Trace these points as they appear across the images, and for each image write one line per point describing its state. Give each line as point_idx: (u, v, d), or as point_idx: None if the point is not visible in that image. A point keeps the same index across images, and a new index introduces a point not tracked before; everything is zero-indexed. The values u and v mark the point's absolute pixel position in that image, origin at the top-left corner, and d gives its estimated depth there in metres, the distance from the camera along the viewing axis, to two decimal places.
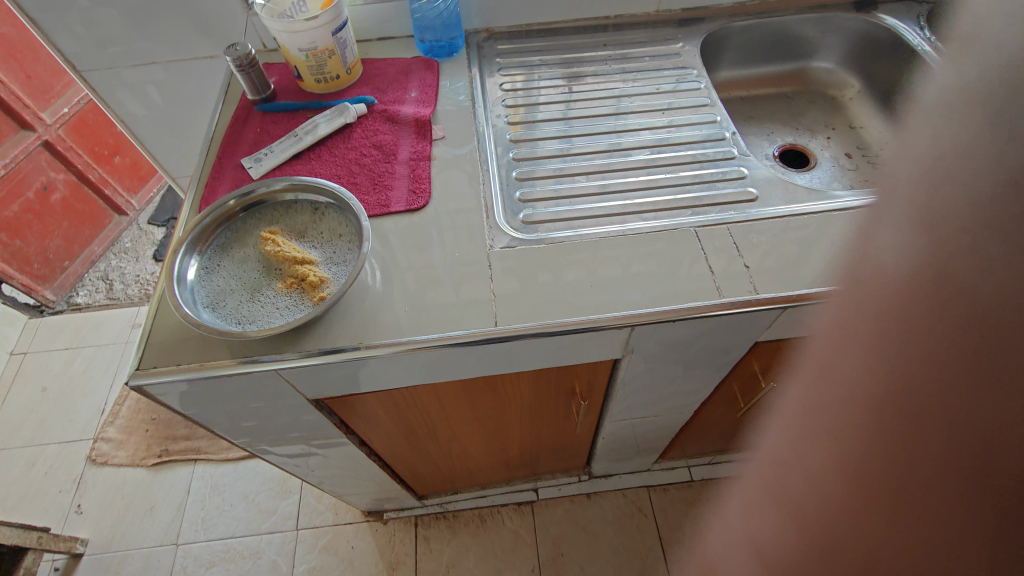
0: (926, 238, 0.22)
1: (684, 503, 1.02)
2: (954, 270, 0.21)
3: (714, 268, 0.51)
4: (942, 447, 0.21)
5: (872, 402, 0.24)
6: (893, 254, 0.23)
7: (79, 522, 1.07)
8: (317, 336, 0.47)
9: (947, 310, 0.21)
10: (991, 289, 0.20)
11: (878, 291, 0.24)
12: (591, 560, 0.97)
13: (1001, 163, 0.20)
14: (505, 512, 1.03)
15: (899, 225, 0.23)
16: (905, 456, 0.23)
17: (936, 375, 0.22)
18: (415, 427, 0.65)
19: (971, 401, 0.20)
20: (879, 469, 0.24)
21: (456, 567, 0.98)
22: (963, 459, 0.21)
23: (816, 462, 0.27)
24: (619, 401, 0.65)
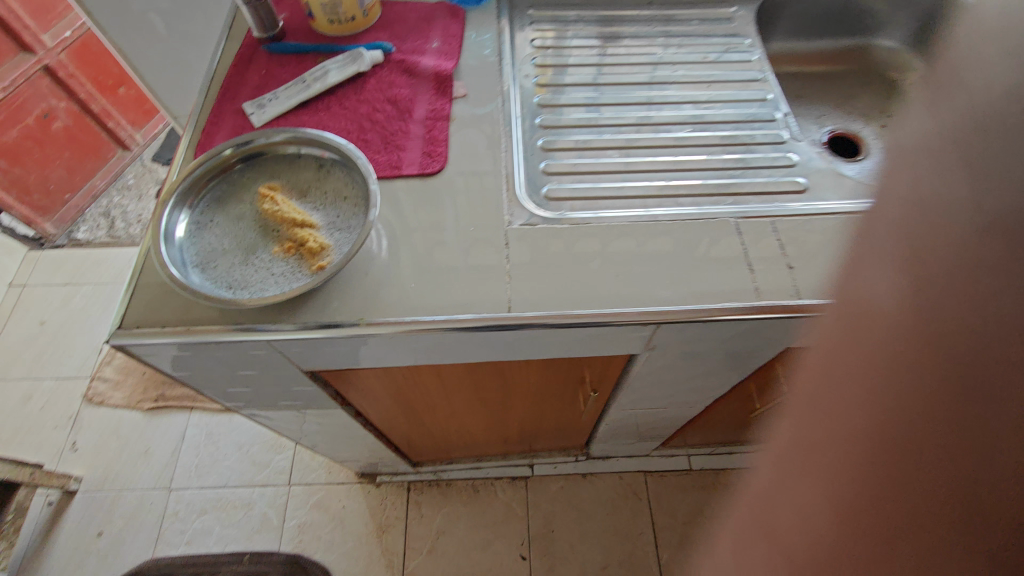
0: (905, 279, 0.22)
1: (680, 490, 1.00)
2: (950, 290, 0.20)
3: (755, 268, 0.46)
4: (934, 498, 0.19)
5: (860, 451, 0.22)
6: (883, 291, 0.23)
7: (74, 459, 1.07)
8: (314, 308, 0.43)
9: (935, 347, 0.20)
10: (973, 327, 0.19)
11: (866, 332, 0.23)
12: (581, 539, 0.97)
13: (979, 201, 0.20)
14: (499, 484, 1.02)
15: (888, 266, 0.23)
16: (896, 511, 0.20)
17: (919, 406, 0.21)
18: (414, 402, 0.62)
19: (965, 442, 0.19)
20: (866, 529, 0.22)
21: (446, 534, 0.98)
22: (949, 504, 0.19)
23: (801, 517, 0.25)
24: (629, 392, 0.62)
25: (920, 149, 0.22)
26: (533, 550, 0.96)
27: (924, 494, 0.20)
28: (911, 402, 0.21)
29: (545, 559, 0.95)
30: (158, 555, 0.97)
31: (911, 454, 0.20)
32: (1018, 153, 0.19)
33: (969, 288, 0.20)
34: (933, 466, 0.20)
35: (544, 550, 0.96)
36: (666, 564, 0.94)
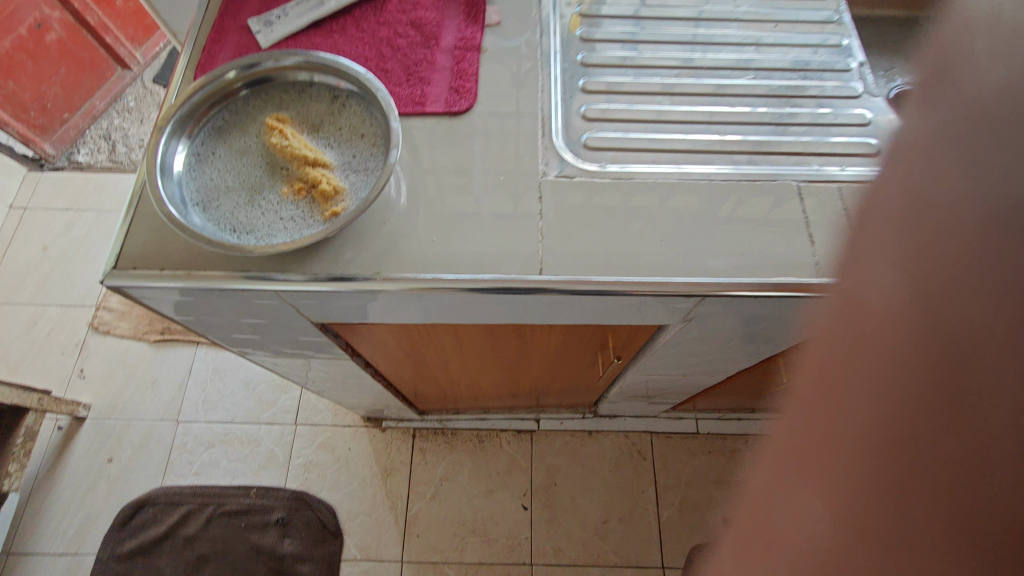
0: (904, 278, 0.21)
1: (686, 453, 1.00)
2: (959, 291, 0.19)
3: (815, 240, 0.42)
4: (942, 513, 0.19)
5: (866, 460, 0.21)
6: (883, 289, 0.21)
7: (82, 386, 1.08)
8: (328, 257, 0.40)
9: (927, 351, 0.20)
10: (973, 328, 0.19)
11: (864, 337, 0.22)
12: (583, 494, 0.98)
13: (990, 190, 0.19)
14: (504, 436, 1.02)
15: (890, 263, 0.21)
16: (904, 526, 0.20)
17: (924, 414, 0.20)
18: (427, 358, 0.60)
19: (969, 448, 0.18)
20: (867, 540, 0.21)
21: (450, 481, 0.99)
22: (955, 520, 0.19)
23: (811, 536, 0.24)
24: (652, 360, 0.59)
25: (915, 131, 0.21)
26: (535, 501, 0.97)
27: (934, 512, 0.19)
28: (914, 411, 0.20)
29: (547, 511, 0.96)
30: (168, 484, 0.99)
31: (920, 466, 0.20)
32: (1019, 137, 0.18)
33: (976, 289, 0.19)
34: (937, 475, 0.19)
35: (546, 502, 0.97)
36: (666, 523, 0.95)
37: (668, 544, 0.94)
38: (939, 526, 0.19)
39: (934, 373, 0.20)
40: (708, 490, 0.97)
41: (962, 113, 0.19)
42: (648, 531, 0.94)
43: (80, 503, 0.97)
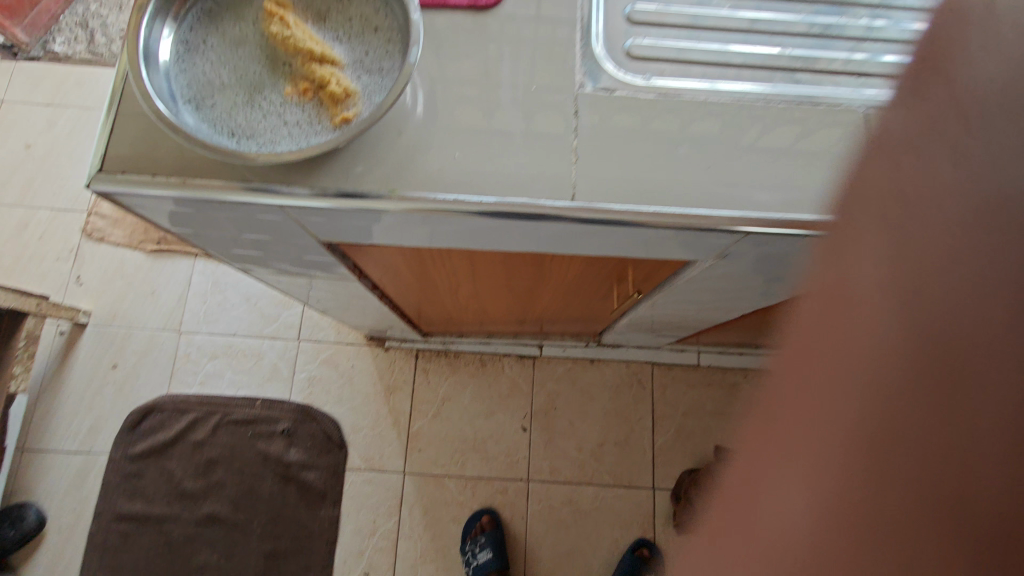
0: (898, 261, 0.25)
1: (685, 384, 1.02)
2: (941, 273, 0.24)
3: None
4: (924, 454, 0.23)
5: (857, 418, 0.25)
6: (877, 274, 0.26)
7: (80, 293, 1.06)
8: (337, 171, 0.36)
9: (912, 321, 0.25)
10: (949, 301, 0.24)
11: (862, 313, 0.26)
12: (581, 418, 1.00)
13: (965, 193, 0.25)
14: (507, 361, 1.03)
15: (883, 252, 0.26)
16: (892, 471, 0.24)
17: (908, 374, 0.24)
18: (436, 282, 0.57)
19: (944, 395, 0.23)
20: (853, 493, 0.24)
21: (451, 401, 1.01)
22: (940, 458, 0.23)
23: (796, 504, 0.26)
24: (669, 295, 0.57)
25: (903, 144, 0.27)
26: (534, 423, 1.00)
27: (916, 454, 0.23)
28: (903, 373, 0.24)
29: (545, 433, 0.99)
30: (174, 392, 1.00)
31: (903, 417, 0.24)
32: (990, 153, 0.24)
33: (956, 271, 0.24)
34: (921, 423, 0.24)
35: (545, 424, 1.00)
36: (660, 448, 0.98)
37: (660, 468, 0.97)
38: (924, 468, 0.23)
39: (920, 342, 0.24)
40: (703, 420, 1.00)
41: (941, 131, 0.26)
42: (642, 455, 0.98)
43: (88, 406, 0.99)
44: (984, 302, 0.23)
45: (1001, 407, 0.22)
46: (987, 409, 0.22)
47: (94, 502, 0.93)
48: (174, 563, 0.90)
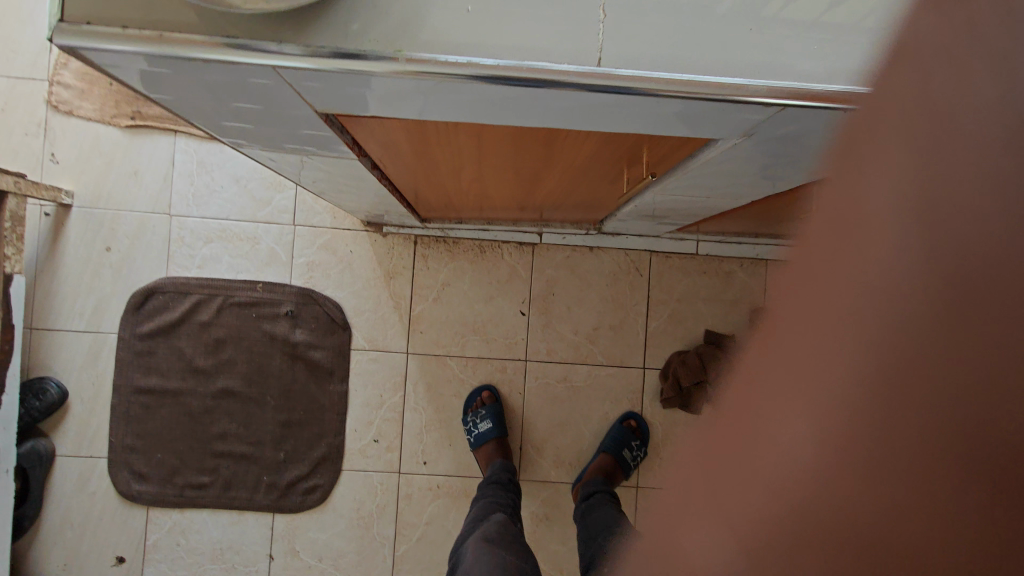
0: (912, 186, 0.34)
1: (682, 273, 1.03)
2: (944, 196, 0.33)
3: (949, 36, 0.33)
4: (928, 329, 0.35)
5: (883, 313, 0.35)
6: (891, 201, 0.34)
7: (59, 173, 1.01)
8: (332, 27, 0.31)
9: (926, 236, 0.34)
10: (942, 213, 0.33)
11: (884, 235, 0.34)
12: (578, 304, 1.03)
13: (974, 119, 0.32)
14: (506, 248, 1.02)
15: (904, 175, 0.33)
16: (907, 345, 0.36)
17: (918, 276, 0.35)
18: (440, 162, 0.55)
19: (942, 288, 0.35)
20: (881, 362, 0.36)
21: (451, 287, 1.02)
22: (929, 325, 0.35)
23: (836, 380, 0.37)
24: (682, 180, 0.55)
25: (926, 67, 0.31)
26: (532, 309, 1.02)
27: (918, 330, 0.35)
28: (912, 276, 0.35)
29: (543, 318, 1.02)
30: (173, 275, 1.00)
31: (916, 310, 0.35)
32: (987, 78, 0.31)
33: (958, 189, 0.33)
34: (921, 315, 0.35)
35: (543, 310, 1.02)
36: (653, 333, 1.02)
37: (651, 351, 1.02)
38: (918, 336, 0.36)
39: (925, 251, 0.34)
40: (696, 307, 1.03)
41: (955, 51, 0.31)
42: (635, 339, 1.02)
43: (88, 287, 0.99)
44: (967, 210, 0.33)
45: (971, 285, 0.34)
46: (967, 292, 0.34)
47: (111, 377, 0.98)
48: (196, 431, 0.96)
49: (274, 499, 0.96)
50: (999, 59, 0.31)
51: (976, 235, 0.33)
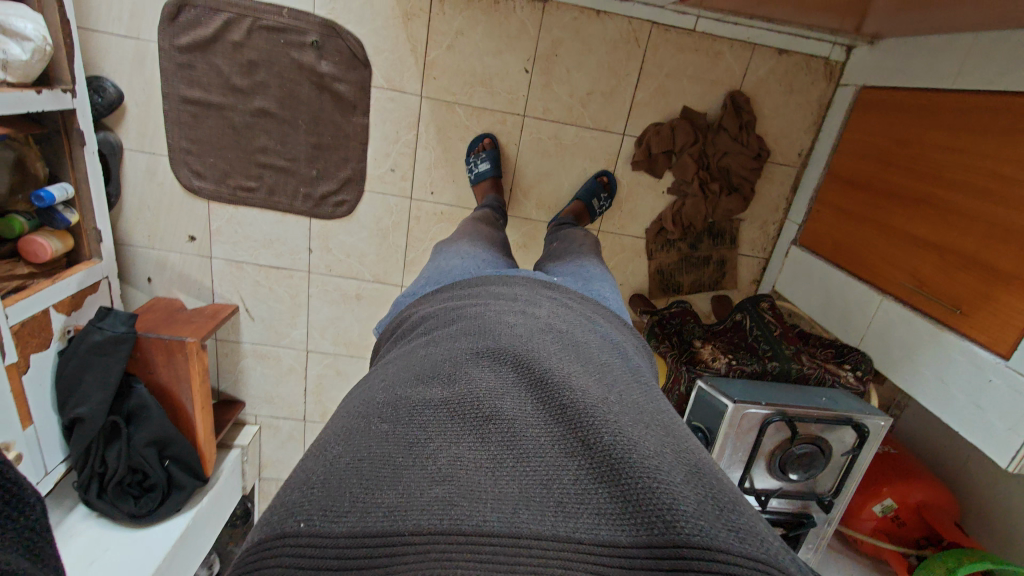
0: (625, 388, 0.34)
1: (678, 51, 1.06)
2: (637, 392, 0.35)
3: (825, 443, 0.79)
4: (571, 435, 0.29)
5: (549, 410, 0.31)
6: (595, 381, 0.34)
7: None
8: None
9: (626, 399, 0.33)
10: (636, 403, 0.33)
11: (606, 395, 0.32)
12: (578, 69, 1.06)
13: (660, 408, 0.34)
14: (518, 2, 1.01)
15: (617, 386, 0.34)
16: (546, 446, 0.29)
17: (604, 402, 0.31)
18: None
19: (635, 419, 0.31)
20: (500, 448, 0.29)
21: (464, 36, 1.03)
22: (606, 438, 0.28)
23: (458, 442, 0.29)
24: None
25: (616, 346, 0.40)
26: (535, 74, 1.06)
27: (574, 431, 0.29)
28: (604, 403, 0.31)
29: (545, 79, 1.07)
30: None
31: (581, 415, 0.30)
32: (607, 359, 0.37)
33: (645, 396, 0.34)
34: (585, 411, 0.30)
35: (546, 73, 1.06)
36: (638, 103, 1.09)
37: (633, 120, 1.10)
38: (563, 434, 0.30)
39: (619, 403, 0.32)
40: (680, 83, 1.08)
41: (651, 394, 0.36)
42: (621, 107, 1.09)
43: None
44: (634, 402, 0.33)
45: (638, 417, 0.31)
46: (642, 421, 0.31)
47: (160, 85, 1.04)
48: (240, 143, 1.08)
49: (310, 207, 1.14)
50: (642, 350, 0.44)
51: (647, 408, 0.33)
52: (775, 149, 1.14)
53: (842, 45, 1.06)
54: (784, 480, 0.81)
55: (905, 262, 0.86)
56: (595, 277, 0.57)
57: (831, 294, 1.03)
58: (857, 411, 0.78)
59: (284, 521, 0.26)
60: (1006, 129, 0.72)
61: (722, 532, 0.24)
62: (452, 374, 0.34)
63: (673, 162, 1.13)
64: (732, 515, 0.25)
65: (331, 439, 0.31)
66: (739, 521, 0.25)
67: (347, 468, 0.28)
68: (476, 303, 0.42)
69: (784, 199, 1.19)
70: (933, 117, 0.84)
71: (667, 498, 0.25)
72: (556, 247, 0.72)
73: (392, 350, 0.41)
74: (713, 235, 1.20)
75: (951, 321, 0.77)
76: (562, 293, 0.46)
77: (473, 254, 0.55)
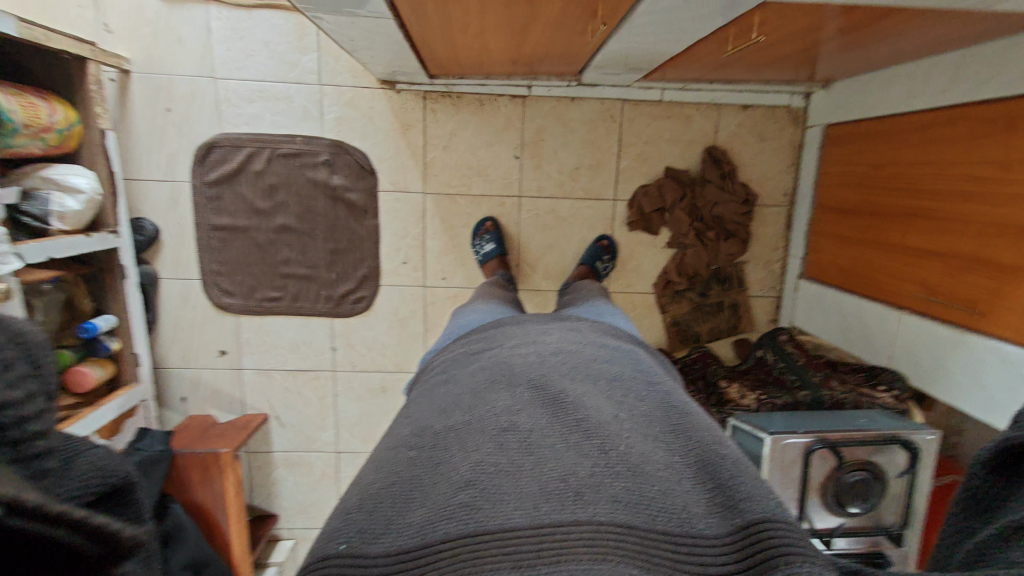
0: (634, 397, 0.37)
1: (650, 120, 1.16)
2: (645, 398, 0.37)
3: (883, 466, 0.76)
4: (585, 440, 0.31)
5: (562, 418, 0.33)
6: (606, 394, 0.36)
7: (115, 41, 1.07)
8: None
9: (635, 408, 0.35)
10: (646, 411, 0.35)
11: (617, 407, 0.35)
12: (563, 148, 1.16)
13: (668, 409, 0.36)
14: (502, 100, 1.14)
15: (627, 396, 0.37)
16: (561, 449, 0.31)
17: (615, 415, 0.34)
18: (451, 10, 0.63)
19: (646, 430, 0.34)
20: (518, 452, 0.31)
21: (457, 137, 1.15)
22: (620, 447, 0.31)
23: (477, 451, 0.31)
24: (633, 26, 0.68)
25: (626, 357, 0.43)
26: (525, 158, 1.16)
27: (589, 437, 0.32)
28: (614, 415, 0.34)
29: (535, 162, 1.17)
30: (228, 132, 1.12)
31: (594, 425, 0.32)
32: (616, 370, 0.40)
33: (654, 401, 0.37)
34: (598, 422, 0.33)
35: (535, 156, 1.16)
36: (623, 170, 1.18)
37: (621, 186, 1.19)
38: (576, 439, 0.32)
39: (629, 414, 0.35)
40: (660, 147, 1.17)
41: (660, 396, 0.38)
42: (609, 175, 1.18)
43: (156, 145, 1.12)
44: (644, 410, 0.35)
45: (647, 426, 0.34)
46: (652, 430, 0.34)
47: (192, 218, 1.16)
48: (264, 258, 1.17)
49: (331, 307, 1.20)
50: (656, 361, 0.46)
51: (658, 413, 0.36)
52: (760, 192, 1.20)
53: (800, 93, 1.15)
54: (846, 515, 0.77)
55: (913, 275, 0.87)
56: (606, 314, 0.60)
57: (850, 320, 1.03)
58: (904, 429, 0.75)
59: (328, 544, 0.28)
60: (967, 137, 0.77)
61: (730, 526, 0.28)
62: (471, 398, 0.36)
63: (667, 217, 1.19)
64: (737, 507, 0.29)
65: (366, 470, 0.33)
66: (742, 509, 0.29)
67: (380, 492, 0.30)
68: (491, 342, 0.45)
69: (781, 237, 1.23)
70: (902, 137, 0.89)
71: (680, 505, 0.29)
72: (564, 302, 0.76)
73: (419, 390, 0.43)
74: (721, 281, 1.23)
75: (972, 323, 0.77)
76: (570, 321, 0.49)
77: (488, 310, 0.59)
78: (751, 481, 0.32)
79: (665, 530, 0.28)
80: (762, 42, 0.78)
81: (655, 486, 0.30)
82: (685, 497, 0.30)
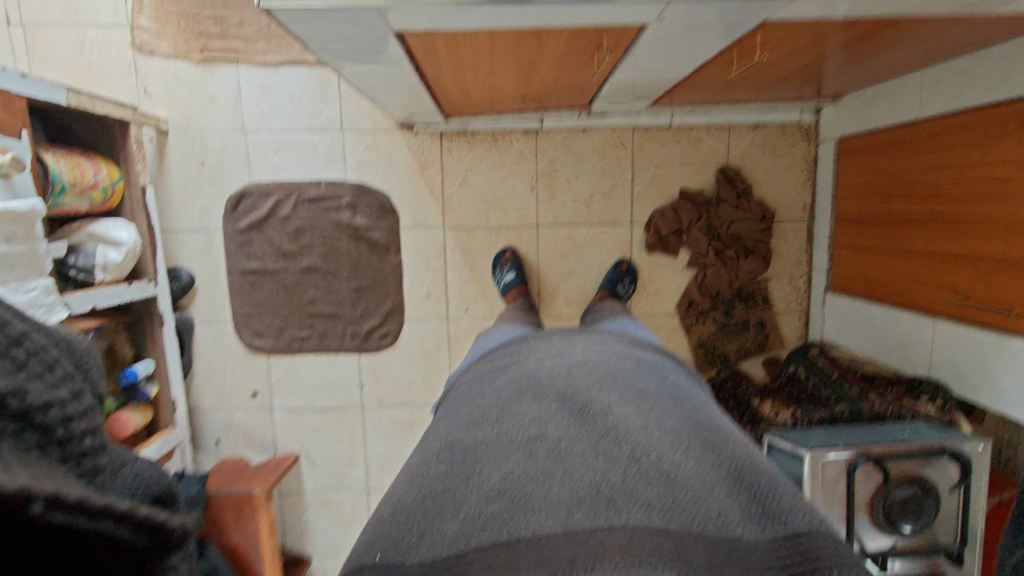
0: (661, 405, 0.37)
1: (661, 144, 1.18)
2: (673, 406, 0.37)
3: (931, 478, 0.72)
4: (614, 448, 0.32)
5: (590, 428, 0.34)
6: (632, 402, 0.36)
7: (154, 104, 1.15)
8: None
9: (663, 416, 0.35)
10: (674, 418, 0.35)
11: (644, 414, 0.35)
12: (577, 177, 1.19)
13: (697, 417, 0.36)
14: (515, 135, 1.18)
15: (654, 404, 0.37)
16: (590, 457, 0.31)
17: (643, 422, 0.34)
18: (463, 51, 0.67)
19: (675, 436, 0.34)
20: (548, 461, 0.31)
21: (473, 172, 1.19)
22: (649, 453, 0.31)
23: (507, 461, 0.31)
24: (636, 54, 0.71)
25: (652, 367, 0.43)
26: (540, 188, 1.19)
27: (617, 445, 0.32)
28: (643, 422, 0.34)
29: (550, 192, 1.20)
30: (257, 181, 1.18)
31: (622, 433, 0.33)
32: (642, 380, 0.40)
33: (682, 410, 0.37)
34: (626, 430, 0.33)
35: (549, 186, 1.19)
36: (638, 194, 1.19)
37: (637, 210, 1.20)
38: (605, 448, 0.32)
39: (657, 421, 0.35)
40: (673, 170, 1.19)
41: (688, 405, 0.38)
42: (624, 200, 1.20)
43: (191, 197, 1.19)
44: (672, 417, 0.35)
45: (676, 432, 0.34)
46: (681, 436, 0.34)
47: (224, 264, 1.21)
48: (292, 299, 1.21)
49: (357, 344, 1.23)
50: (682, 371, 0.46)
51: (687, 420, 0.36)
52: (777, 208, 1.20)
53: (810, 109, 1.17)
54: (898, 534, 0.73)
55: (942, 281, 0.85)
56: (630, 329, 0.61)
57: (883, 329, 1.00)
58: (951, 438, 0.72)
59: (365, 555, 0.28)
60: (982, 138, 0.77)
61: (767, 534, 0.28)
62: (499, 411, 0.37)
63: (685, 238, 1.19)
64: (773, 515, 0.29)
65: (398, 483, 0.34)
66: (780, 518, 0.29)
67: (413, 503, 0.30)
68: (516, 357, 0.46)
69: (803, 251, 1.22)
70: (917, 144, 0.89)
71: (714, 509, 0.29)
72: (587, 323, 0.76)
73: (447, 405, 0.44)
74: (745, 299, 1.21)
75: (1011, 325, 0.74)
76: (594, 334, 0.49)
77: (512, 331, 0.60)
78: (785, 488, 0.31)
79: (700, 534, 0.28)
80: (766, 62, 0.80)
81: (687, 491, 0.29)
82: (720, 502, 0.30)
